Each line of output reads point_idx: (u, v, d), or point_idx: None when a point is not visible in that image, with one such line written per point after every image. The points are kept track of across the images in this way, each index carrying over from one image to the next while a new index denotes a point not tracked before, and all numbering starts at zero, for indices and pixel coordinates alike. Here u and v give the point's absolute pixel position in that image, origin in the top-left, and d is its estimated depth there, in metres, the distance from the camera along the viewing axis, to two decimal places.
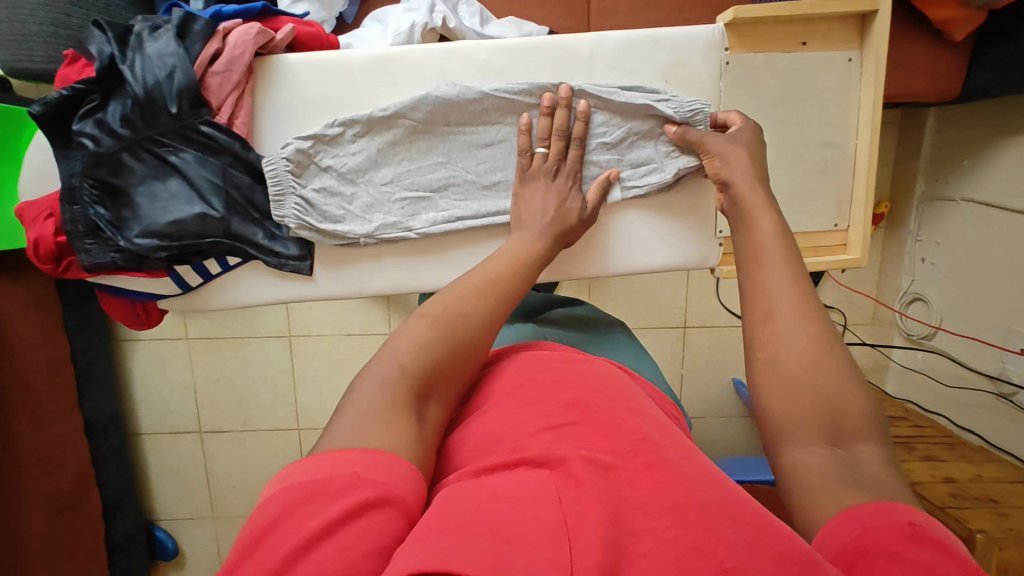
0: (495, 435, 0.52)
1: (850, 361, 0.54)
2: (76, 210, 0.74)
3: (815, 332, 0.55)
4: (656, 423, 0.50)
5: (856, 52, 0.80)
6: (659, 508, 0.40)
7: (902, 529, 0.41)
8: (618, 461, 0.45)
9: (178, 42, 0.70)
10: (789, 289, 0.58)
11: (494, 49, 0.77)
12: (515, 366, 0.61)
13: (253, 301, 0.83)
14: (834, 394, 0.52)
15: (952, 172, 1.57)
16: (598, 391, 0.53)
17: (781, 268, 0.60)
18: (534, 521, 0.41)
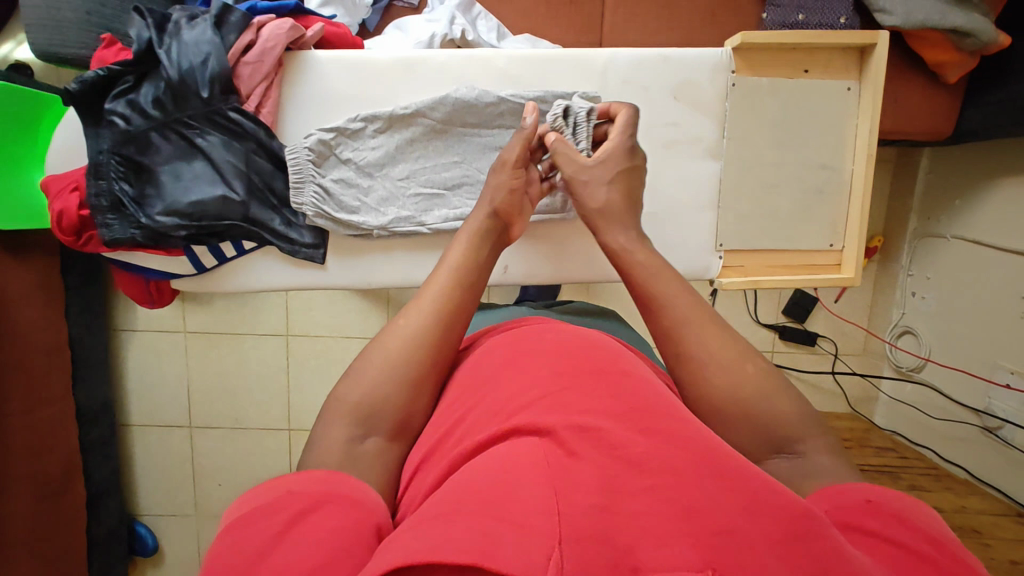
0: (494, 405, 0.52)
1: (765, 370, 0.57)
2: (102, 185, 0.76)
3: (724, 364, 0.56)
4: (651, 387, 0.50)
5: (855, 82, 0.84)
6: (658, 468, 0.41)
7: (860, 507, 0.44)
8: (609, 423, 0.44)
9: (215, 30, 0.73)
10: (690, 326, 0.59)
11: (512, 58, 0.81)
12: (508, 342, 0.62)
13: (263, 286, 0.85)
14: (769, 411, 0.54)
15: (943, 211, 1.62)
16: (591, 358, 0.53)
17: (681, 304, 0.60)
18: (526, 489, 0.41)
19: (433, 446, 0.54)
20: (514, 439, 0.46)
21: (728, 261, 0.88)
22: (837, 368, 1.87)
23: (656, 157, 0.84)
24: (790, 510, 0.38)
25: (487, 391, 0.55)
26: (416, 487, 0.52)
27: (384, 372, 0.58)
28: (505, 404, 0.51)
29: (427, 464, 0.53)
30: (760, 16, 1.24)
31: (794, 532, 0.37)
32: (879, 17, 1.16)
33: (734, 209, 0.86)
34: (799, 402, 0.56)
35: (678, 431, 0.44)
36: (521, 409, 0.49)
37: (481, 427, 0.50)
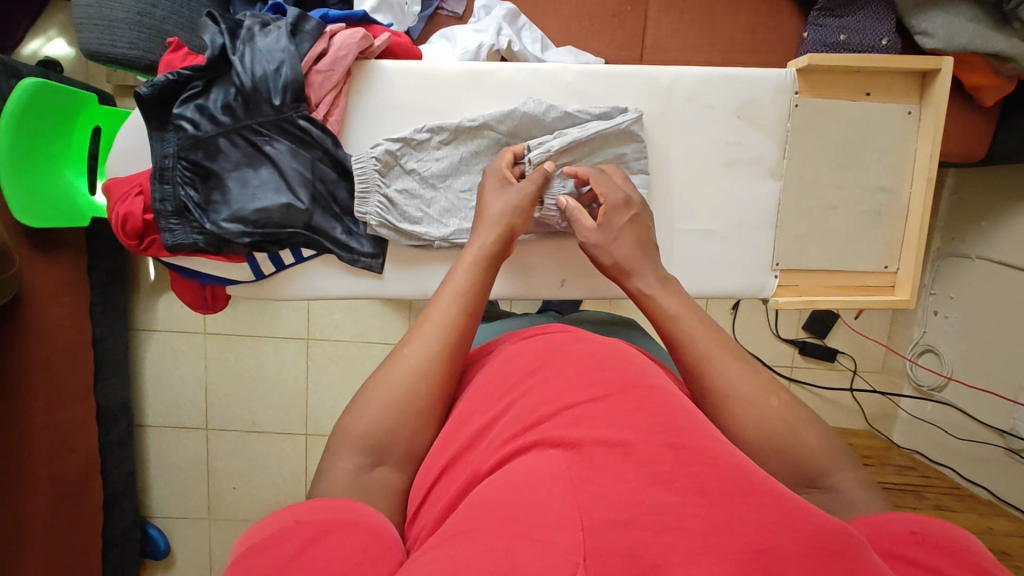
0: (522, 411, 0.49)
1: (789, 402, 0.57)
2: (166, 189, 0.76)
3: (748, 400, 0.56)
4: (680, 403, 0.47)
5: (915, 106, 0.85)
6: (685, 486, 0.39)
7: (905, 538, 0.42)
8: (633, 438, 0.42)
9: (290, 38, 0.74)
10: (719, 359, 0.59)
11: (579, 73, 0.82)
12: (531, 347, 0.59)
13: (319, 295, 0.85)
14: (798, 444, 0.55)
15: (968, 232, 1.62)
16: (618, 367, 0.51)
17: (712, 343, 0.61)
18: (549, 505, 0.38)
19: (453, 457, 0.51)
20: (534, 451, 0.44)
21: (783, 280, 0.88)
22: (856, 385, 1.87)
23: (716, 175, 0.85)
24: (824, 529, 0.36)
25: (511, 400, 0.52)
26: (432, 505, 0.49)
27: (394, 399, 0.56)
28: (531, 413, 0.48)
29: (449, 474, 0.51)
30: (801, 35, 1.25)
31: (827, 550, 0.35)
32: (920, 39, 1.17)
33: (794, 229, 0.86)
34: (824, 435, 0.57)
35: (705, 449, 0.41)
36: (544, 421, 0.47)
37: (499, 442, 0.48)
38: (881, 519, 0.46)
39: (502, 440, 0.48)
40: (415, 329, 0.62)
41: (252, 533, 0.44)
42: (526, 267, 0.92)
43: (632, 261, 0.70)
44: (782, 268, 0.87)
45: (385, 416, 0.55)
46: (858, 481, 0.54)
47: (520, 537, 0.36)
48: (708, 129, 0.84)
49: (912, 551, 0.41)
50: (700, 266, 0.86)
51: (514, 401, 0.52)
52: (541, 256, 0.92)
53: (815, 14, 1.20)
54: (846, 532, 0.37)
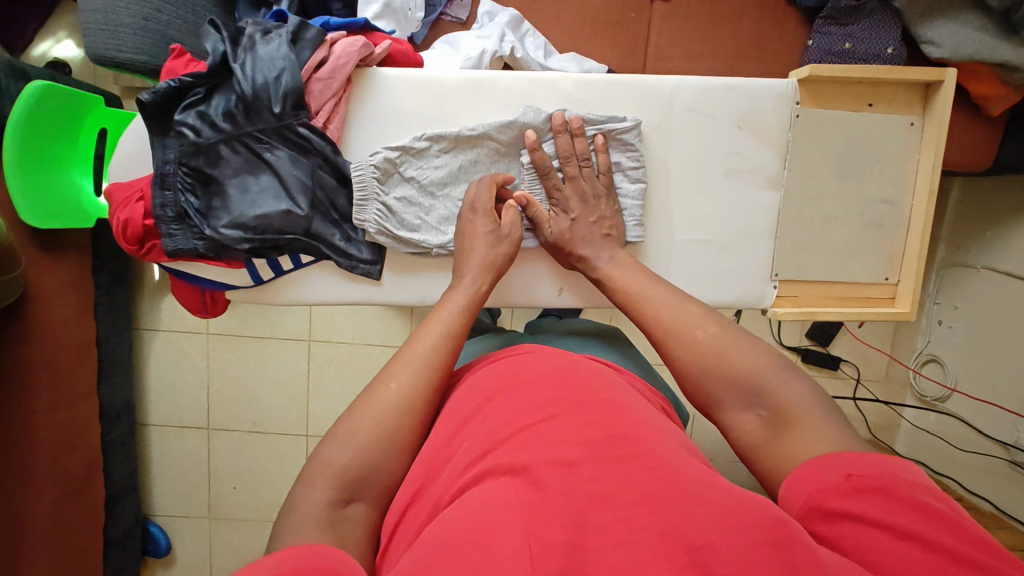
0: (482, 435, 0.55)
1: (717, 330, 0.64)
2: (168, 196, 0.76)
3: (680, 335, 0.65)
4: (629, 413, 0.55)
5: (918, 117, 0.85)
6: (630, 499, 0.44)
7: (841, 484, 0.48)
8: (582, 458, 0.49)
9: (290, 46, 0.75)
10: (659, 306, 0.69)
11: (580, 82, 0.82)
12: (493, 370, 0.66)
13: (319, 301, 0.85)
14: (738, 366, 0.60)
15: (974, 242, 1.61)
16: (569, 390, 0.58)
17: (658, 299, 0.70)
18: (499, 536, 0.43)
19: (420, 487, 0.56)
20: (486, 479, 0.49)
21: (782, 290, 0.88)
22: (859, 394, 1.85)
23: (716, 185, 0.85)
24: (762, 519, 0.42)
25: (472, 423, 0.58)
26: (401, 538, 0.53)
27: (383, 414, 0.60)
28: (487, 438, 0.55)
29: (416, 505, 0.55)
30: (805, 43, 1.25)
31: (765, 538, 0.41)
32: (926, 48, 1.16)
33: (793, 241, 0.86)
34: (760, 355, 0.61)
35: (647, 456, 0.48)
36: (498, 445, 0.53)
37: (461, 469, 0.53)
38: (819, 463, 0.51)
39: (465, 465, 0.53)
40: (408, 346, 0.66)
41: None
42: (528, 275, 0.92)
43: (584, 251, 0.78)
44: (781, 278, 0.87)
45: (366, 433, 0.58)
46: (791, 387, 0.58)
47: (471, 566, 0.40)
48: (709, 140, 0.84)
49: (853, 506, 0.46)
50: (700, 275, 0.86)
51: (471, 427, 0.58)
52: (538, 264, 0.92)
53: (819, 22, 1.20)
54: (784, 519, 0.43)
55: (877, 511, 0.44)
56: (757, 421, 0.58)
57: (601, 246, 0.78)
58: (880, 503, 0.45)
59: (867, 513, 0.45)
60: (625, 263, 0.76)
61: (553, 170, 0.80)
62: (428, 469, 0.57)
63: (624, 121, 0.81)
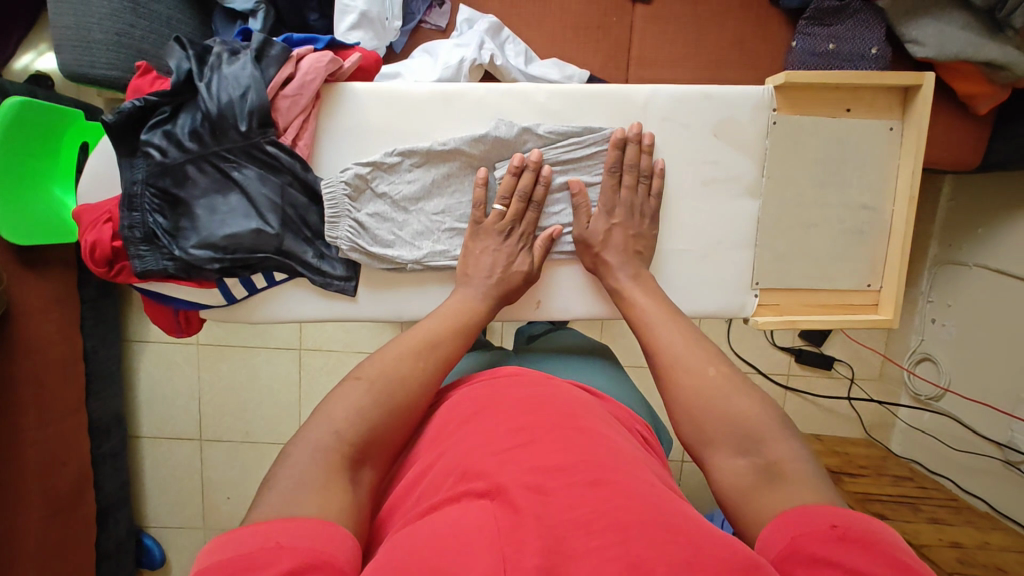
0: (452, 458, 0.56)
1: (728, 373, 0.64)
2: (136, 217, 0.75)
3: (690, 367, 0.66)
4: (606, 442, 0.55)
5: (897, 121, 0.83)
6: (605, 528, 0.44)
7: (827, 533, 0.45)
8: (557, 486, 0.48)
9: (255, 64, 0.73)
10: (672, 336, 0.70)
11: (553, 93, 0.81)
12: (477, 393, 0.67)
13: (293, 318, 0.85)
14: (738, 411, 0.60)
15: (965, 239, 1.60)
16: (549, 417, 0.58)
17: (673, 329, 0.71)
18: (472, 556, 0.43)
19: (388, 512, 0.57)
20: (464, 499, 0.50)
21: (764, 299, 0.87)
22: (854, 394, 1.84)
23: (694, 194, 0.84)
24: (739, 560, 0.41)
25: (446, 445, 0.59)
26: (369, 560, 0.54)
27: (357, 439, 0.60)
28: (460, 460, 0.55)
29: (385, 525, 0.56)
30: (789, 45, 1.24)
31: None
32: (911, 48, 1.15)
33: (772, 249, 0.85)
34: (765, 408, 0.61)
35: (625, 484, 0.48)
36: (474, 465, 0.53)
37: (433, 490, 0.53)
38: (802, 513, 0.48)
39: (438, 486, 0.54)
40: (374, 355, 0.68)
41: (240, 538, 0.45)
42: None
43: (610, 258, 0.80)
44: (761, 287, 0.86)
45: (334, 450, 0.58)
46: (785, 443, 0.57)
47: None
48: (685, 149, 0.83)
49: (831, 551, 0.43)
50: (680, 286, 0.85)
51: (447, 448, 0.58)
52: None
53: (803, 22, 1.19)
54: (756, 563, 0.42)
55: (858, 560, 0.42)
56: (741, 465, 0.57)
57: (626, 263, 0.80)
58: (862, 557, 0.43)
59: (848, 561, 0.42)
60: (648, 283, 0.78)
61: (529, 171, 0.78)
62: (398, 493, 0.58)
63: (603, 131, 0.81)
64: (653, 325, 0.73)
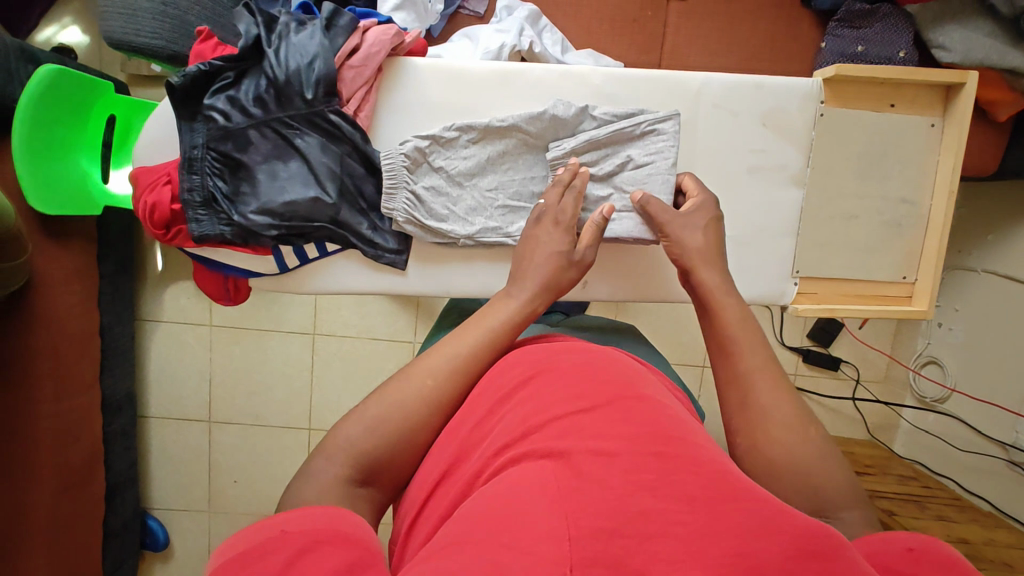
0: (514, 422, 0.54)
1: (824, 436, 0.57)
2: (195, 179, 0.76)
3: (791, 420, 0.57)
4: (666, 411, 0.53)
5: (938, 118, 0.87)
6: (670, 493, 0.42)
7: (902, 555, 0.44)
8: (622, 449, 0.47)
9: (324, 33, 0.75)
10: (770, 374, 0.60)
11: (609, 76, 0.83)
12: (535, 354, 0.63)
13: (341, 289, 0.86)
14: (820, 472, 0.54)
15: (975, 245, 1.63)
16: (609, 382, 0.56)
17: (755, 354, 0.61)
18: (531, 518, 0.42)
19: (443, 475, 0.55)
20: (524, 461, 0.49)
21: (802, 287, 0.89)
22: (859, 394, 1.88)
23: (741, 181, 0.85)
24: (813, 533, 0.40)
25: (506, 410, 0.57)
26: (430, 512, 0.53)
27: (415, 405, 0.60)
28: (521, 424, 0.53)
29: (445, 484, 0.55)
30: (818, 46, 1.26)
31: (816, 551, 0.38)
32: (937, 53, 1.17)
33: (813, 238, 0.87)
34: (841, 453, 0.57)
35: (691, 457, 0.46)
36: (534, 432, 0.52)
37: (491, 454, 0.53)
38: (879, 538, 0.47)
39: (495, 450, 0.53)
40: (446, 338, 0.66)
41: (236, 541, 0.44)
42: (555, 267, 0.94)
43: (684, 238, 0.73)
44: (801, 274, 0.88)
45: (393, 410, 0.59)
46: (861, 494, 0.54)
47: (503, 547, 0.40)
48: (736, 136, 0.85)
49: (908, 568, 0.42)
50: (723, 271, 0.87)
51: (507, 410, 0.57)
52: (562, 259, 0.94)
53: (833, 24, 1.21)
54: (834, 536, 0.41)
55: None
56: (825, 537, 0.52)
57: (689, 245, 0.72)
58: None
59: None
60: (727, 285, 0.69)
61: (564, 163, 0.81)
62: (452, 457, 0.56)
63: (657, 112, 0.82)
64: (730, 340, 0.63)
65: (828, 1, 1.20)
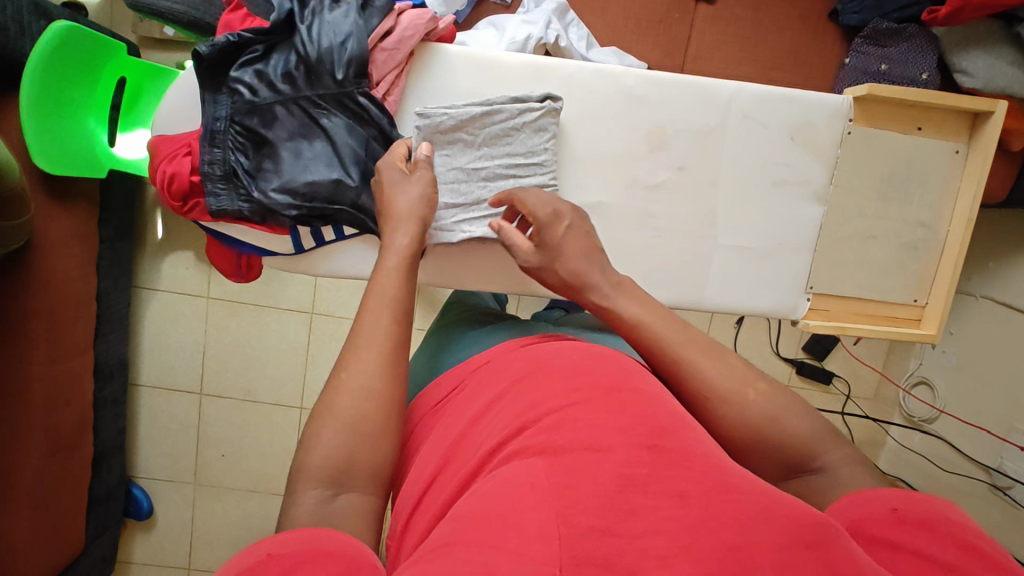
0: (511, 415, 0.53)
1: (767, 392, 0.58)
2: (217, 153, 0.75)
3: (726, 395, 0.58)
4: (663, 405, 0.52)
5: (963, 145, 0.89)
6: (662, 490, 0.43)
7: (887, 517, 0.46)
8: (615, 444, 0.47)
9: (359, 13, 0.75)
10: (692, 355, 0.61)
11: (641, 78, 0.83)
12: (535, 352, 0.62)
13: (354, 274, 0.85)
14: (803, 433, 0.56)
15: (975, 271, 1.64)
16: (604, 375, 0.55)
17: (690, 346, 0.61)
18: (527, 517, 0.41)
19: (439, 469, 0.55)
20: (516, 459, 0.48)
21: (815, 303, 0.91)
22: (848, 409, 1.90)
23: (765, 193, 0.86)
24: (801, 520, 0.41)
25: (498, 405, 0.57)
26: (417, 523, 0.52)
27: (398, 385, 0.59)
28: (517, 417, 0.52)
29: (437, 483, 0.54)
30: (842, 61, 1.26)
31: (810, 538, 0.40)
32: (959, 78, 1.16)
33: (830, 255, 0.89)
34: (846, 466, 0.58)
35: (683, 451, 0.46)
36: (531, 426, 0.51)
37: (480, 453, 0.51)
38: (861, 499, 0.49)
39: (487, 449, 0.51)
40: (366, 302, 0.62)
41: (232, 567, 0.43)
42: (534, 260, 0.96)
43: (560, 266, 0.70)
44: (814, 291, 0.90)
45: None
46: None
47: (493, 547, 0.40)
48: (762, 148, 0.85)
49: (895, 535, 0.44)
50: (737, 282, 0.88)
51: (502, 402, 0.56)
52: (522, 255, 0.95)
53: (858, 41, 1.21)
54: (824, 521, 0.42)
55: (925, 542, 0.43)
56: (809, 489, 0.55)
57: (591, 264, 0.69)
58: (926, 537, 0.43)
59: (908, 542, 0.43)
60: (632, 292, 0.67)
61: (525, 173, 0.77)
62: (447, 449, 0.56)
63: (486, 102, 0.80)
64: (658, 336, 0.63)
65: (856, 17, 1.20)
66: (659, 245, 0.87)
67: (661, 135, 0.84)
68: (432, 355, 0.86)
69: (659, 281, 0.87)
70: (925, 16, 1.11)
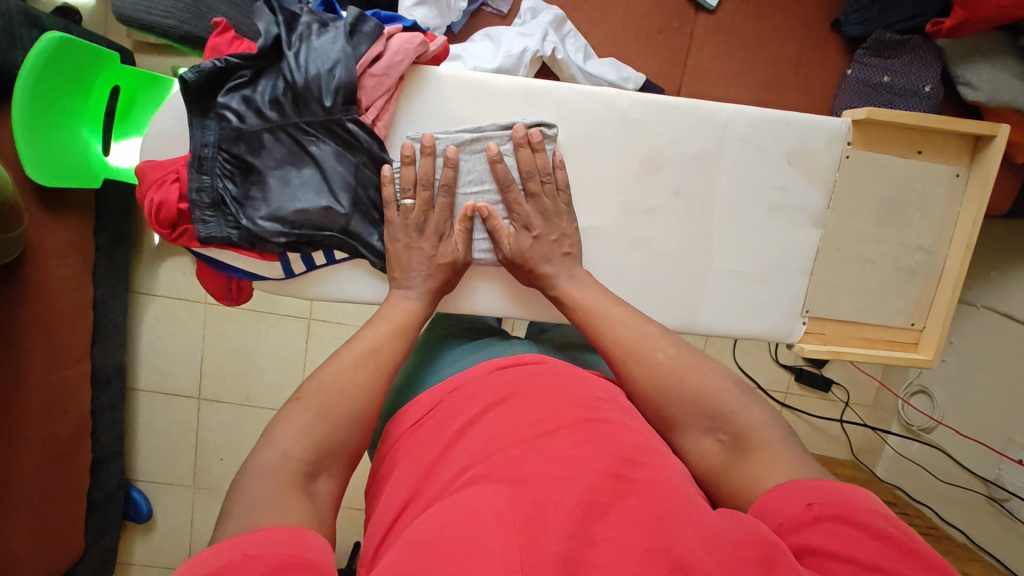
0: (478, 443, 0.53)
1: (676, 354, 0.67)
2: (204, 180, 0.75)
3: (638, 356, 0.67)
4: (634, 435, 0.52)
5: (964, 168, 0.89)
6: (623, 520, 0.43)
7: (803, 513, 0.48)
8: (580, 472, 0.46)
9: (347, 39, 0.74)
10: (617, 329, 0.70)
11: (635, 101, 0.82)
12: (510, 378, 0.62)
13: (346, 297, 0.85)
14: (704, 391, 0.62)
15: (976, 280, 1.63)
16: (580, 404, 0.55)
17: (617, 318, 0.72)
18: (487, 545, 0.40)
19: (410, 497, 0.53)
20: (478, 484, 0.46)
21: (811, 327, 0.90)
22: (846, 417, 1.90)
23: (761, 218, 0.85)
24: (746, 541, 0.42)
25: (469, 432, 0.56)
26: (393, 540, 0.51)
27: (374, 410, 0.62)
28: (485, 445, 0.52)
29: (411, 507, 0.52)
30: (844, 73, 1.24)
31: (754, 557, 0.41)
32: (963, 90, 1.14)
33: (826, 279, 0.88)
34: None
35: (650, 479, 0.46)
36: (497, 453, 0.50)
37: (449, 477, 0.50)
38: (779, 493, 0.51)
39: (454, 475, 0.50)
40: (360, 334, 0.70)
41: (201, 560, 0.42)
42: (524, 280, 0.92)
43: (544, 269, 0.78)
44: (809, 315, 0.89)
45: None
46: None
47: (447, 572, 0.38)
48: (758, 172, 0.84)
49: (817, 540, 0.46)
50: (731, 307, 0.87)
51: (473, 431, 0.56)
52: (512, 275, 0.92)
53: (861, 52, 1.19)
54: (769, 539, 0.42)
55: (847, 547, 0.45)
56: (716, 448, 0.60)
57: (562, 265, 0.78)
58: (860, 539, 0.45)
59: (830, 547, 0.45)
60: (585, 283, 0.77)
61: (514, 184, 0.78)
62: (419, 478, 0.55)
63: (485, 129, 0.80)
64: (591, 312, 0.74)
65: (858, 29, 1.17)
66: (653, 267, 0.86)
67: (654, 158, 0.83)
68: (415, 366, 0.83)
69: (651, 302, 0.86)
70: (930, 28, 1.09)
